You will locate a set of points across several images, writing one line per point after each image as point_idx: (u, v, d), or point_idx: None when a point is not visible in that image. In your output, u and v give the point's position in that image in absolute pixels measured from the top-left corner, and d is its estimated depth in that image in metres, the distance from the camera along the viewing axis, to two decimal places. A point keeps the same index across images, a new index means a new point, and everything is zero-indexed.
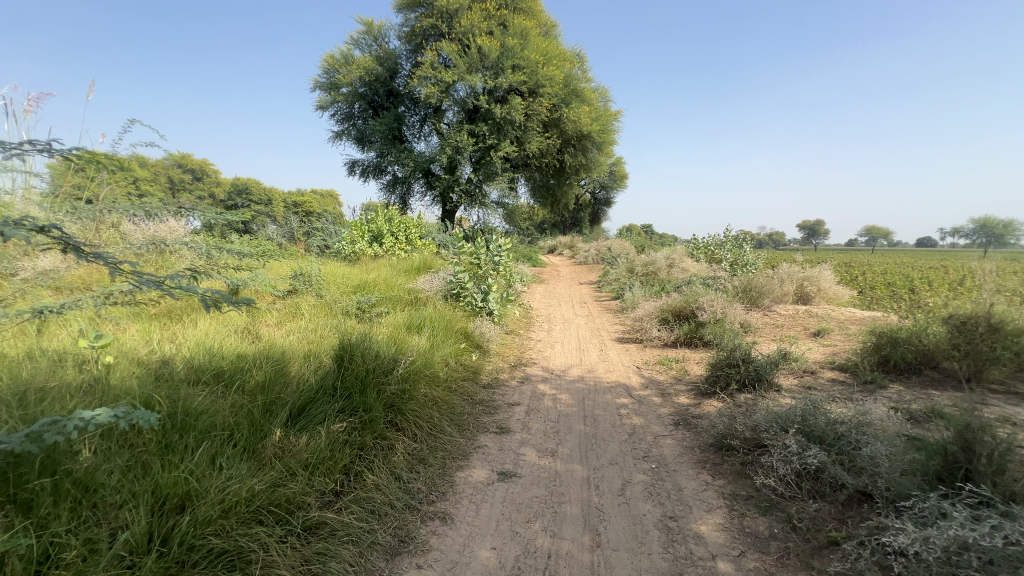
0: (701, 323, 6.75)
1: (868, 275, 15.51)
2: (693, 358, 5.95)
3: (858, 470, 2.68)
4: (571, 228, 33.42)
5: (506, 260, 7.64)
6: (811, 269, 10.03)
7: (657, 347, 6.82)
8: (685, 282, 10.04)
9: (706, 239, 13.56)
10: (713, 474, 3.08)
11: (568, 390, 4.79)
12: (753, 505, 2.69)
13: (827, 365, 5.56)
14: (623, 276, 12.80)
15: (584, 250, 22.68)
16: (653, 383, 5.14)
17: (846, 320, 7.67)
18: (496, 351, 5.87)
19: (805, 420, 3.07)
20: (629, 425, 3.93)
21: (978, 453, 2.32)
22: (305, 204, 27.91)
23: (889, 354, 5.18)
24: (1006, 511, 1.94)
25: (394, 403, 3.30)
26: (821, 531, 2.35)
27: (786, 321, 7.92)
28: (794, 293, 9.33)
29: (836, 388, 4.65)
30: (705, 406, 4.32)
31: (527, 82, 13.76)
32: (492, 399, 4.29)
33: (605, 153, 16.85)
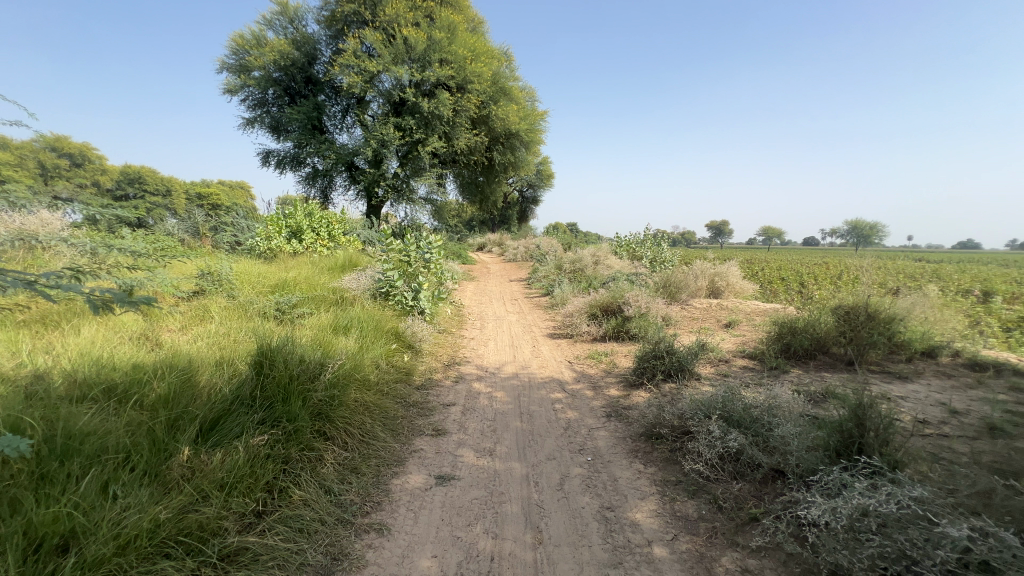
0: (627, 318, 7.06)
1: (766, 271, 17.18)
2: (621, 352, 6.19)
3: (771, 449, 2.93)
4: (499, 225, 33.61)
5: (438, 257, 7.46)
6: (721, 265, 10.89)
7: (586, 342, 7.02)
8: (611, 279, 10.46)
9: (628, 237, 14.23)
10: (644, 462, 3.21)
11: (503, 388, 4.77)
12: (682, 489, 2.83)
13: (738, 353, 6.05)
14: (552, 273, 13.08)
15: (513, 247, 22.91)
16: (585, 376, 5.29)
17: (752, 312, 8.41)
18: (429, 350, 5.72)
19: (725, 406, 3.29)
20: (564, 420, 3.99)
21: (868, 428, 2.62)
22: (211, 197, 25.58)
23: (790, 342, 5.73)
24: (895, 479, 2.20)
25: (321, 411, 3.09)
26: (742, 509, 2.53)
27: (701, 314, 8.52)
28: (707, 287, 10.08)
29: (747, 375, 5.07)
30: (634, 398, 4.50)
31: (455, 78, 13.57)
32: (426, 401, 4.16)
33: (532, 152, 17.11)
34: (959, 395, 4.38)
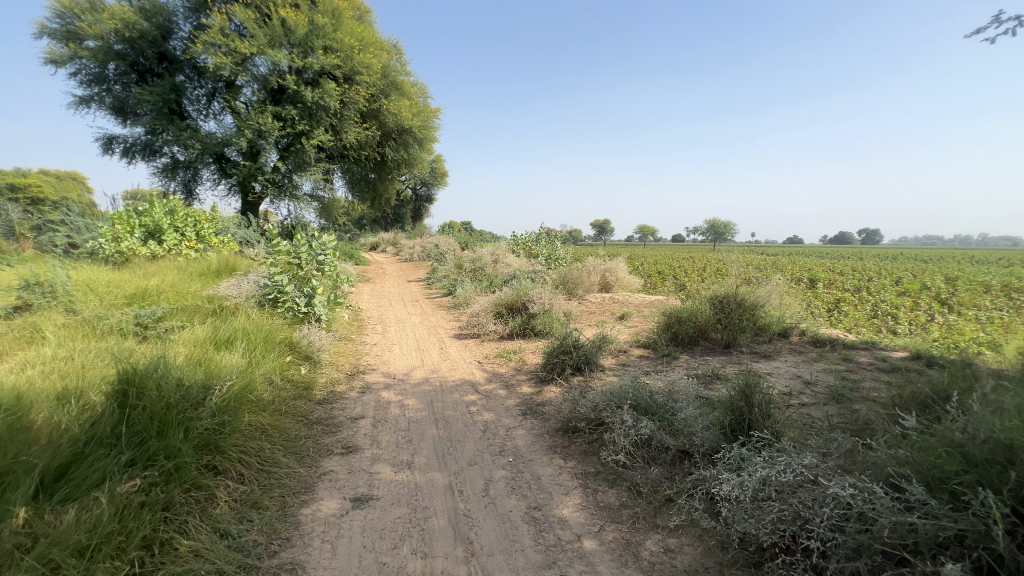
0: (532, 315, 7.22)
1: (646, 266, 18.85)
2: (529, 349, 6.30)
3: (677, 432, 3.18)
4: (392, 224, 32.40)
5: (333, 259, 6.92)
6: (610, 262, 11.65)
7: (493, 340, 7.03)
8: (511, 277, 10.63)
9: (525, 235, 14.60)
10: (564, 457, 3.29)
11: (414, 395, 4.57)
12: (602, 480, 2.95)
13: (634, 343, 6.52)
14: (452, 272, 12.94)
15: (408, 246, 22.22)
16: (496, 376, 5.29)
17: (640, 304, 9.13)
18: (329, 360, 5.27)
19: (634, 396, 3.50)
20: (481, 422, 3.94)
21: (756, 403, 2.96)
22: (27, 187, 20.92)
23: (677, 331, 6.31)
24: (783, 448, 2.51)
25: (209, 442, 2.67)
26: (659, 492, 2.71)
27: (597, 308, 9.04)
28: (599, 283, 10.72)
29: (644, 363, 5.47)
30: (546, 393, 4.59)
31: (342, 67, 12.73)
32: (332, 416, 3.81)
33: (426, 150, 16.73)
34: (809, 368, 5.18)
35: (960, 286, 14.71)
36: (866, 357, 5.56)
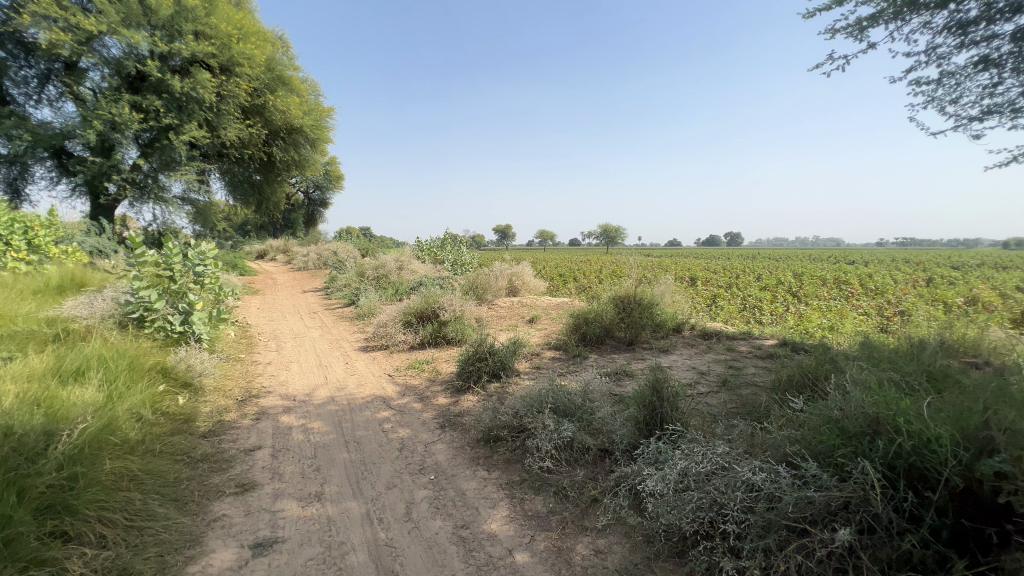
0: (443, 322, 7.03)
1: (549, 269, 19.49)
2: (442, 358, 6.11)
3: (596, 431, 3.26)
4: (282, 231, 29.86)
5: (214, 270, 6.11)
6: (516, 266, 11.82)
7: (404, 351, 6.72)
8: (418, 284, 10.31)
9: (430, 240, 14.27)
10: (487, 468, 3.19)
11: (319, 417, 4.17)
12: (528, 487, 2.91)
13: (545, 346, 6.64)
14: (353, 280, 12.21)
15: (302, 253, 20.59)
16: (409, 388, 5.03)
17: (548, 307, 9.37)
18: (213, 385, 4.62)
19: (553, 399, 3.52)
20: (397, 440, 3.70)
21: (665, 397, 3.14)
22: None
23: (585, 331, 6.56)
24: (694, 438, 2.68)
25: (55, 502, 2.16)
26: (584, 493, 2.74)
27: (506, 312, 9.10)
28: (507, 287, 10.83)
29: (557, 365, 5.59)
30: (464, 403, 4.46)
31: (217, 57, 11.39)
32: (221, 450, 3.33)
33: (319, 151, 15.66)
34: (702, 359, 5.68)
35: (805, 280, 17.35)
36: (746, 346, 6.24)
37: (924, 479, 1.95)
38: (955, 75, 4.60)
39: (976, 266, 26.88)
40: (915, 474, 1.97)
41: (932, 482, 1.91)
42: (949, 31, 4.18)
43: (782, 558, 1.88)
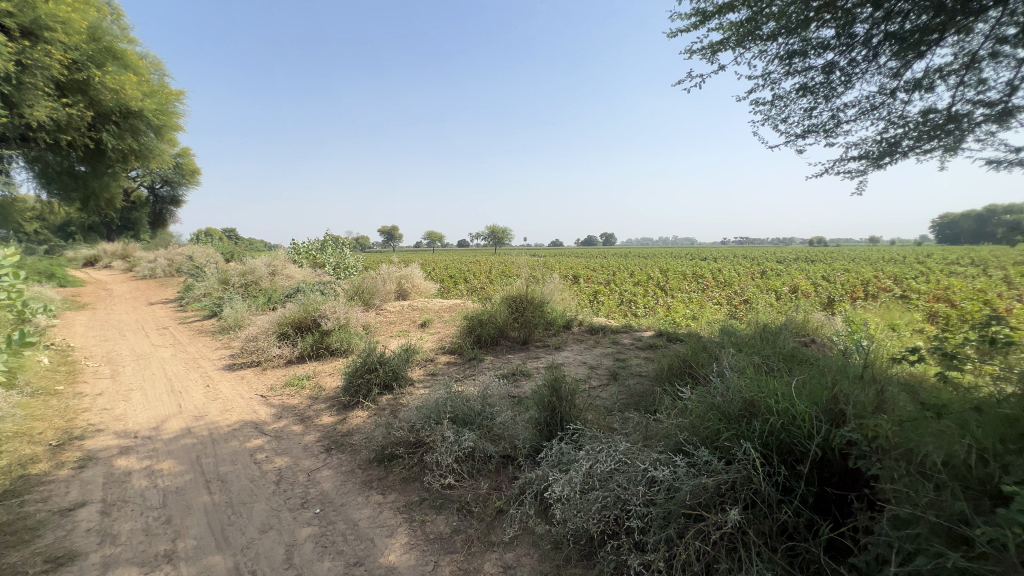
0: (325, 332, 6.41)
1: (439, 271, 19.15)
2: (325, 371, 5.56)
3: (497, 437, 3.17)
4: (120, 233, 25.26)
5: (14, 282, 4.81)
6: (405, 267, 11.34)
7: (280, 367, 5.98)
8: (295, 291, 9.34)
9: (308, 242, 13.07)
10: (382, 491, 2.91)
11: (171, 454, 3.48)
12: (428, 508, 2.70)
13: (439, 350, 6.42)
14: (215, 288, 10.69)
15: (147, 258, 17.56)
16: (287, 409, 4.47)
17: (440, 309, 9.13)
18: (14, 430, 3.61)
19: (451, 408, 3.34)
20: (273, 471, 3.22)
21: (564, 395, 3.14)
22: None
23: (480, 333, 6.47)
24: (595, 436, 2.70)
25: None
26: (489, 506, 2.62)
27: (396, 317, 8.65)
28: (396, 290, 10.33)
29: (453, 370, 5.42)
30: (352, 420, 4.06)
31: (16, 17, 8.84)
32: (24, 516, 2.58)
33: (165, 140, 13.41)
34: (592, 354, 5.93)
35: (671, 275, 19.37)
36: (628, 339, 6.68)
37: (792, 453, 2.16)
38: (782, 99, 5.36)
39: (796, 260, 32.42)
40: (785, 448, 2.18)
41: (799, 454, 2.12)
42: (779, 60, 4.83)
43: (682, 547, 1.94)
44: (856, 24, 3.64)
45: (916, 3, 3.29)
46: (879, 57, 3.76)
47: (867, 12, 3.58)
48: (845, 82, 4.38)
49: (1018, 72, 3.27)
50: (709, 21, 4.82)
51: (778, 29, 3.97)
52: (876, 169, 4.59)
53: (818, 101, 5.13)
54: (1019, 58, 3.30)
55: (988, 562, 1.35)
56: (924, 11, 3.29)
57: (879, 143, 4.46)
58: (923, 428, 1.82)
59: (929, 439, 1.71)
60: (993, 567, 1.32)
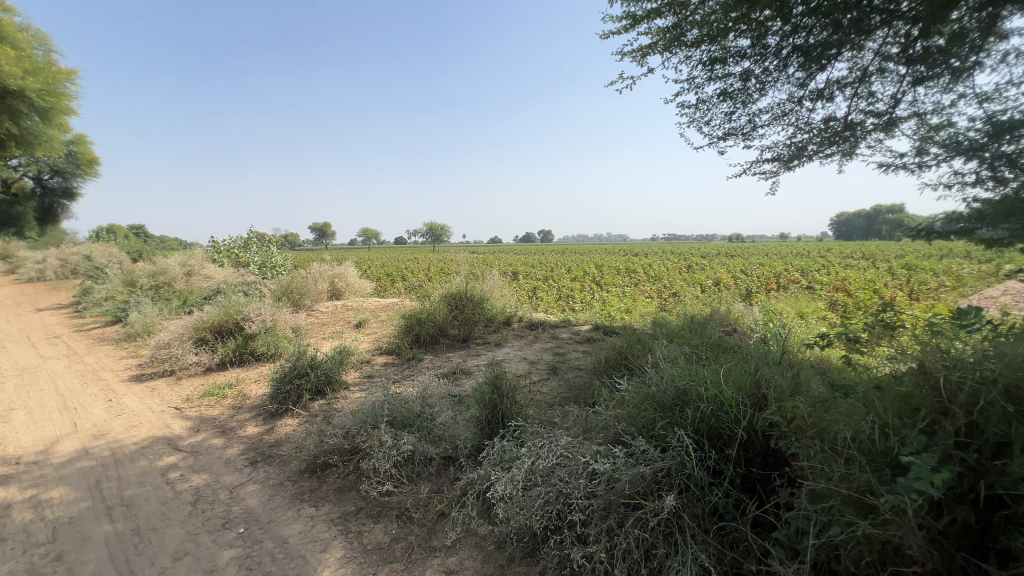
0: (249, 336, 5.96)
1: (375, 269, 18.50)
2: (250, 378, 5.16)
3: (437, 439, 3.08)
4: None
5: None
6: (338, 265, 10.82)
7: (197, 376, 5.48)
8: (214, 292, 8.61)
9: (229, 239, 12.11)
10: (315, 503, 2.73)
11: (63, 480, 3.06)
12: (365, 517, 2.57)
13: (376, 351, 6.18)
14: (118, 291, 9.59)
15: (32, 258, 15.42)
16: (206, 421, 4.09)
17: (376, 309, 8.81)
18: None
19: (389, 412, 3.21)
20: (190, 490, 2.93)
21: (504, 392, 3.13)
22: None
23: (419, 332, 6.31)
24: (537, 432, 2.70)
25: None
26: (430, 509, 2.55)
27: (329, 318, 8.23)
28: (328, 290, 9.84)
29: (391, 371, 5.23)
30: (281, 429, 3.79)
31: None
32: None
33: (53, 124, 11.82)
34: (532, 349, 5.97)
35: (606, 270, 20.07)
36: (567, 333, 6.80)
37: (720, 437, 2.28)
38: (704, 103, 5.66)
39: (718, 255, 34.77)
40: (714, 433, 2.30)
41: (726, 437, 2.24)
42: (702, 65, 5.10)
43: (623, 536, 1.98)
44: (768, 36, 3.90)
45: (818, 20, 3.56)
46: (787, 68, 4.06)
47: (777, 26, 3.83)
48: (759, 89, 4.69)
49: (900, 86, 3.68)
50: (639, 24, 4.97)
51: (700, 36, 4.16)
52: (786, 170, 4.98)
53: (736, 106, 5.48)
54: (901, 73, 3.69)
55: (890, 527, 1.49)
56: (824, 28, 3.58)
57: (788, 146, 4.83)
58: (834, 408, 1.98)
59: (839, 418, 1.86)
60: (895, 531, 1.46)
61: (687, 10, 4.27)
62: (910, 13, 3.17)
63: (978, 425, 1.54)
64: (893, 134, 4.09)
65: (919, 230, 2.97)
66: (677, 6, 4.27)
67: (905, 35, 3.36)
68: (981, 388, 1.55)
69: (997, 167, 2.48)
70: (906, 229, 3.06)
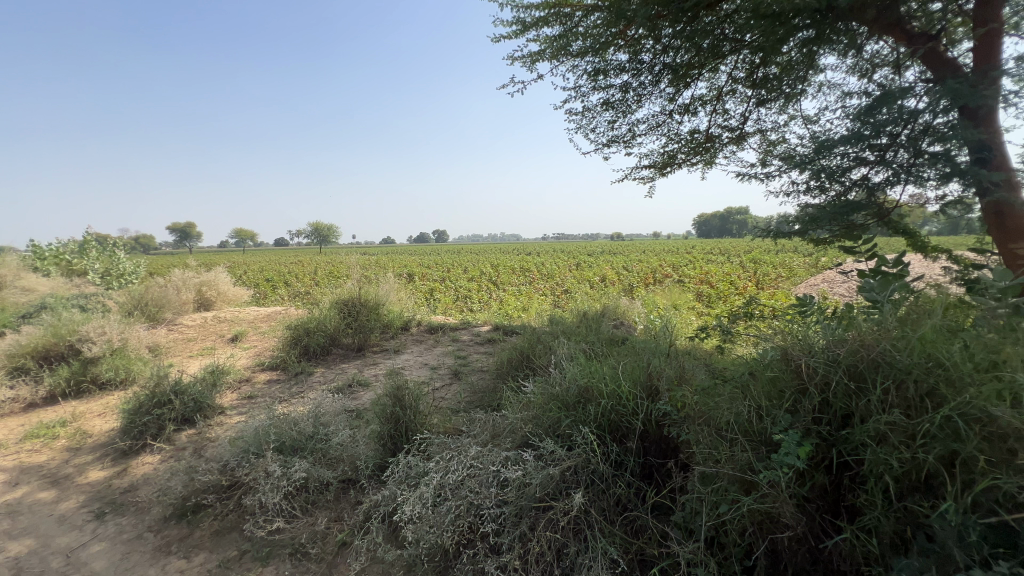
0: (88, 361, 4.95)
1: (252, 274, 16.65)
2: (91, 412, 4.30)
3: (333, 461, 2.84)
4: None
5: None
6: (205, 271, 9.51)
7: (14, 415, 4.42)
8: (36, 309, 7.03)
9: (56, 243, 10.01)
10: (187, 554, 2.35)
11: None
12: (251, 561, 2.27)
13: (257, 368, 5.54)
14: None
15: None
16: (29, 471, 3.31)
17: (255, 319, 7.91)
18: None
19: (276, 438, 2.87)
20: (5, 564, 2.33)
21: (407, 404, 2.97)
22: None
23: (308, 344, 5.79)
24: (443, 443, 2.61)
25: None
26: (330, 540, 2.33)
27: (196, 332, 7.20)
28: (194, 299, 8.61)
29: (275, 389, 4.71)
30: (135, 470, 3.20)
31: None
32: None
33: None
34: (433, 354, 5.80)
35: (503, 270, 20.40)
36: (468, 335, 6.71)
37: (619, 430, 2.40)
38: (590, 111, 5.97)
39: (604, 253, 37.27)
40: (614, 427, 2.41)
41: (625, 430, 2.37)
42: (587, 75, 5.36)
43: (535, 540, 1.99)
44: (643, 52, 4.21)
45: (683, 43, 3.92)
46: (659, 83, 4.43)
47: (650, 45, 4.16)
48: (637, 101, 5.07)
49: (747, 105, 4.23)
50: (528, 31, 5.08)
51: (584, 47, 4.35)
52: (660, 176, 5.45)
53: (617, 114, 5.87)
54: (748, 95, 4.25)
55: (767, 500, 1.68)
56: (688, 51, 3.96)
57: (661, 154, 5.30)
58: (715, 395, 2.19)
59: (721, 405, 2.05)
60: (772, 503, 1.65)
61: (572, 21, 4.46)
62: (752, 44, 3.64)
63: (828, 401, 1.80)
64: (743, 146, 4.70)
65: (765, 230, 3.38)
66: (564, 16, 4.44)
67: (750, 62, 3.86)
68: (830, 369, 1.81)
69: (820, 179, 2.85)
70: (759, 231, 3.47)
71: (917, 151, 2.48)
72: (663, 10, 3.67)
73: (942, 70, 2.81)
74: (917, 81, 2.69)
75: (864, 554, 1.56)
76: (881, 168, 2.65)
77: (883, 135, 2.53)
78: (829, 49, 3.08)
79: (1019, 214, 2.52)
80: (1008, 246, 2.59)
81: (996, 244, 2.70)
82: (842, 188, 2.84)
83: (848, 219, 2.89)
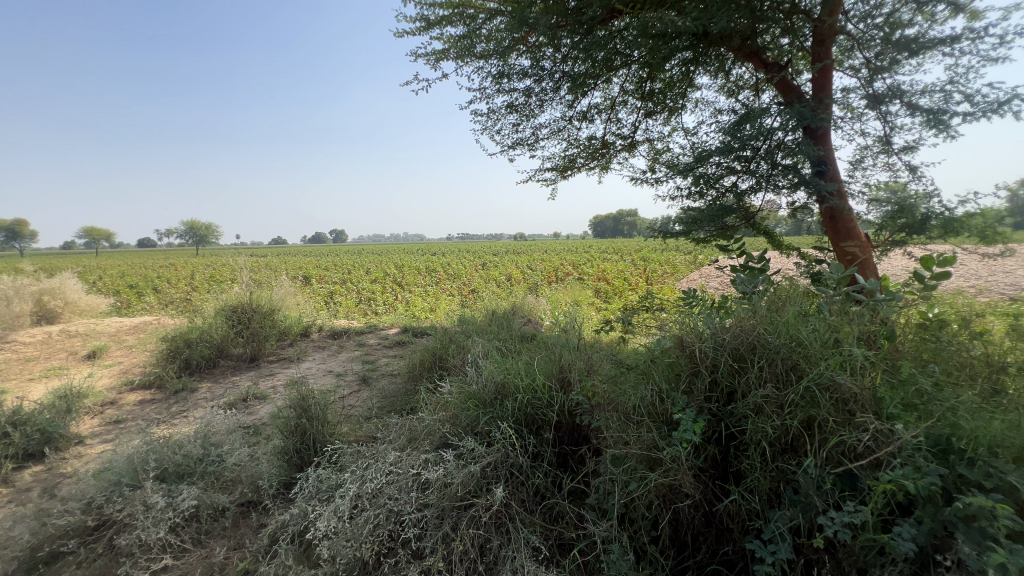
0: None
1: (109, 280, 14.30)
2: None
3: (229, 483, 2.58)
4: None
5: None
6: (46, 277, 7.98)
7: None
8: None
9: None
10: None
11: None
12: None
13: (125, 387, 4.81)
14: None
15: None
16: None
17: (118, 331, 6.85)
18: None
19: (157, 465, 2.54)
20: None
21: (314, 415, 2.80)
22: None
23: (189, 356, 5.16)
24: (357, 451, 2.50)
25: None
26: (230, 570, 2.12)
27: (37, 350, 6.03)
28: (31, 311, 7.19)
29: (150, 409, 4.14)
30: None
31: None
32: None
33: None
34: (338, 360, 5.50)
35: (408, 270, 19.89)
36: (374, 339, 6.46)
37: (535, 422, 2.49)
38: (494, 113, 6.05)
39: (508, 252, 37.97)
40: (530, 420, 2.49)
41: (541, 422, 2.45)
42: (491, 78, 5.43)
43: (458, 539, 1.99)
44: (543, 60, 4.34)
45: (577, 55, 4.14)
46: (559, 90, 4.60)
47: (550, 53, 4.30)
48: (539, 105, 5.25)
49: (636, 115, 4.61)
50: (431, 28, 5.01)
51: (488, 50, 4.39)
52: (562, 179, 5.71)
53: (520, 118, 6.04)
54: (637, 106, 4.63)
55: (670, 473, 1.87)
56: (584, 61, 4.16)
57: (562, 158, 5.55)
58: (621, 382, 2.36)
59: (627, 391, 2.22)
60: (674, 476, 1.84)
61: (475, 23, 4.49)
62: (640, 60, 3.97)
63: (716, 380, 2.05)
64: (634, 153, 5.11)
65: (655, 231, 3.70)
66: (467, 17, 4.48)
67: (638, 77, 4.19)
68: (717, 353, 2.05)
69: (699, 185, 3.19)
70: (650, 231, 3.79)
71: (773, 163, 2.90)
72: (562, 21, 3.87)
73: (789, 96, 3.33)
74: (771, 103, 3.14)
75: (747, 511, 1.79)
76: (746, 176, 3.03)
77: (748, 148, 2.90)
78: (705, 70, 3.47)
79: (848, 217, 3.05)
80: (841, 245, 3.13)
81: (831, 243, 3.23)
82: (717, 193, 3.21)
83: (723, 221, 3.29)
